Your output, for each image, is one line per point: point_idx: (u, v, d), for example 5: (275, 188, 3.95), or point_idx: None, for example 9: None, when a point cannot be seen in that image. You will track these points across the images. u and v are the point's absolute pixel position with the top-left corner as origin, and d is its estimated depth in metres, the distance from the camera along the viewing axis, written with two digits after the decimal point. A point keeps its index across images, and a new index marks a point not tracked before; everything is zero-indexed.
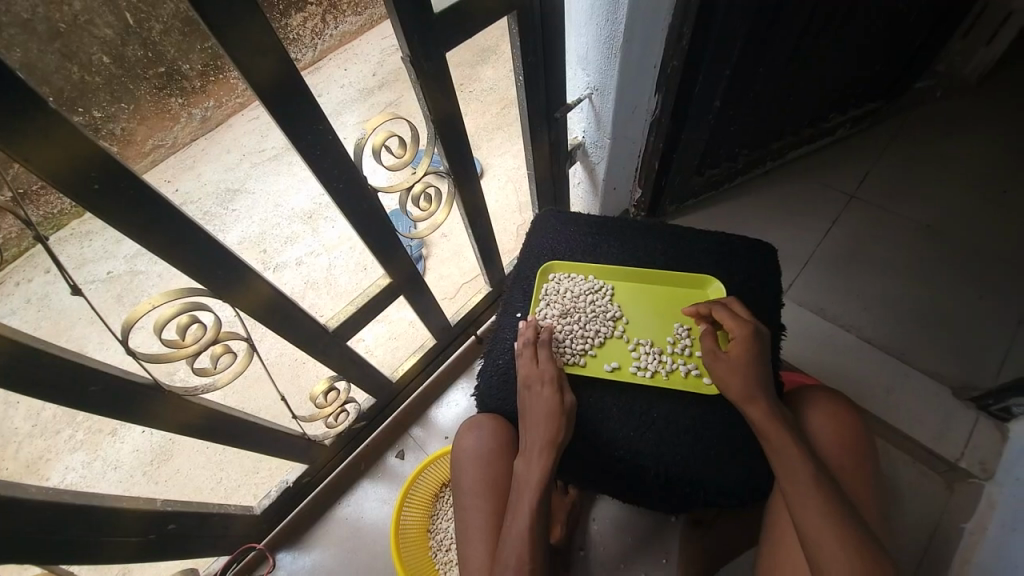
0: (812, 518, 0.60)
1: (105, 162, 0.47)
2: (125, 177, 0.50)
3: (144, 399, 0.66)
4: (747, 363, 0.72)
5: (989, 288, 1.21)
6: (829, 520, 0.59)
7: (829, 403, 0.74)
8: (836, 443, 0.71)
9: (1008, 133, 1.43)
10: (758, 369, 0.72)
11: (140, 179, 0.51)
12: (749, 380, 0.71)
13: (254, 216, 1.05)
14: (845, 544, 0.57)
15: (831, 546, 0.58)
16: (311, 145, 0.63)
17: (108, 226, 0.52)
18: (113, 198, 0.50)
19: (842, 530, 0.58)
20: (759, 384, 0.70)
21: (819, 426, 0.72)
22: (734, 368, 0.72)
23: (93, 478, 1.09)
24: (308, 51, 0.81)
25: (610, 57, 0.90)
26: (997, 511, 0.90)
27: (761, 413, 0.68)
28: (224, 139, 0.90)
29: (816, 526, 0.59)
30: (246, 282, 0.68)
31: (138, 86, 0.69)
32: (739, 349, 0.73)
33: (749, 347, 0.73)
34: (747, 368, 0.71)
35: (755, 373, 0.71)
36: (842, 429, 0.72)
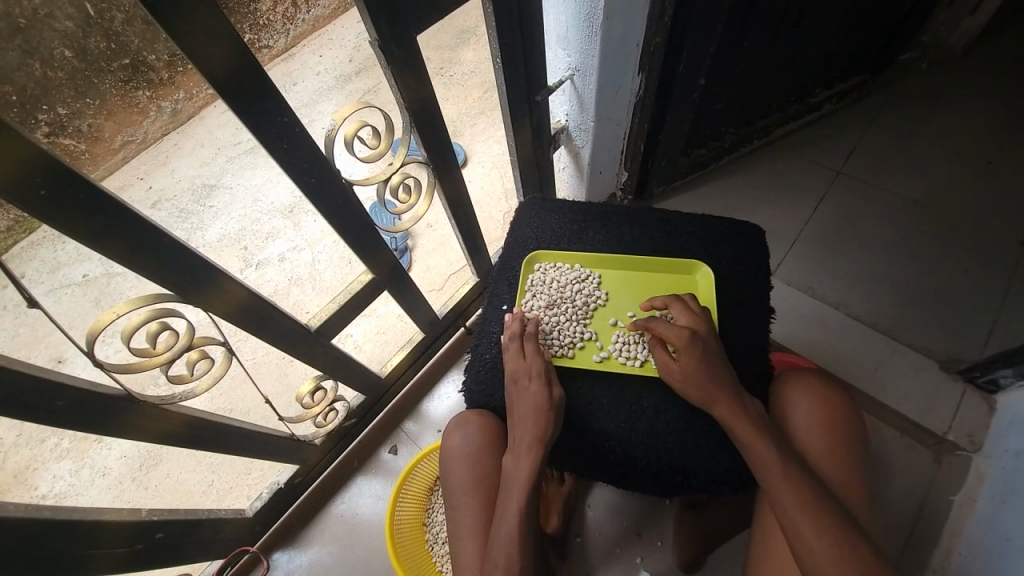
0: (794, 511, 0.60)
1: (52, 166, 0.44)
2: (77, 182, 0.46)
3: (118, 411, 0.64)
4: (697, 367, 0.71)
5: (976, 260, 1.21)
6: (809, 512, 0.59)
7: (816, 386, 0.74)
8: (821, 426, 0.70)
9: (992, 102, 1.42)
10: (714, 363, 0.71)
11: (93, 182, 0.48)
12: (707, 376, 0.70)
13: (232, 212, 1.04)
14: (825, 535, 0.58)
15: (812, 537, 0.58)
16: (279, 140, 0.60)
17: (61, 234, 0.49)
18: (65, 204, 0.47)
19: (821, 521, 0.59)
20: (715, 386, 0.69)
21: (803, 411, 0.72)
22: (689, 366, 0.71)
23: (83, 485, 1.08)
24: (278, 40, 0.84)
25: (590, 36, 0.87)
26: (985, 482, 0.92)
27: (726, 412, 0.68)
28: (197, 133, 0.94)
29: (796, 516, 0.60)
30: (218, 285, 0.65)
31: (102, 79, 0.69)
32: (688, 347, 0.72)
33: (703, 342, 0.73)
34: (697, 372, 0.71)
35: (712, 367, 0.71)
36: (828, 412, 0.71)
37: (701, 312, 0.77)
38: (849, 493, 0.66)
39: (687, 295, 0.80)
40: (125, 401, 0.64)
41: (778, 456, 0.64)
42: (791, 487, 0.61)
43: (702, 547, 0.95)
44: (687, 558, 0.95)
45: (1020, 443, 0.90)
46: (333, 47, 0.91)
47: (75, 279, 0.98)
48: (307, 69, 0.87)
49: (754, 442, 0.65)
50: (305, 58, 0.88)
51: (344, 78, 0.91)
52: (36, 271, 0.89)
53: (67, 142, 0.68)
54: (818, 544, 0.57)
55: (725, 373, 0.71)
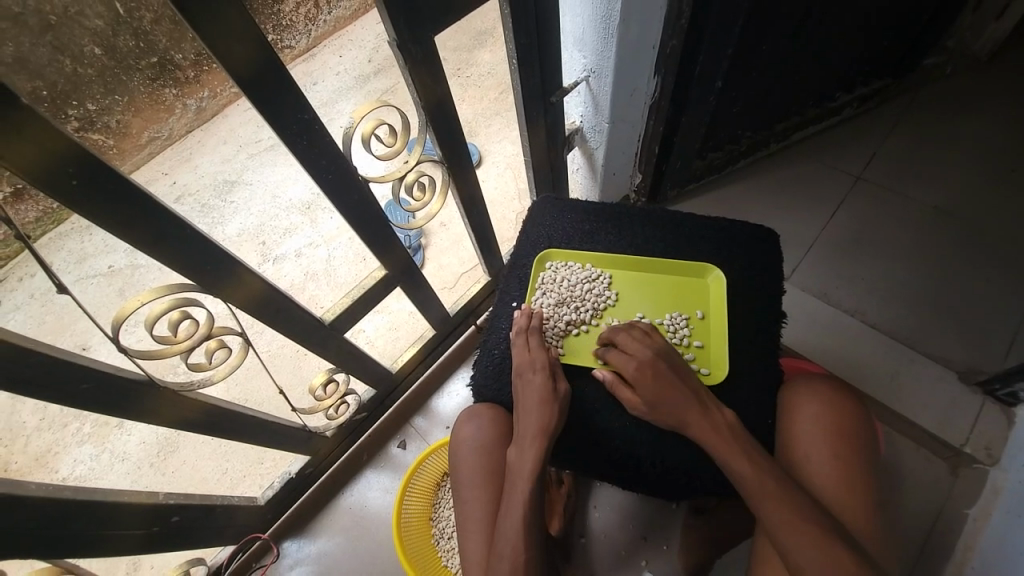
0: (780, 522, 0.59)
1: (87, 159, 0.47)
2: (108, 174, 0.49)
3: (140, 396, 0.66)
4: (666, 387, 0.71)
5: (998, 270, 1.18)
6: (795, 524, 0.59)
7: (825, 392, 0.73)
8: (828, 433, 0.69)
9: (1020, 109, 1.38)
10: (667, 392, 0.71)
11: (123, 175, 0.50)
12: (668, 407, 0.70)
13: (253, 208, 1.10)
14: (811, 546, 0.57)
15: (799, 547, 0.58)
16: (299, 136, 0.62)
17: (91, 223, 0.51)
18: (95, 195, 0.49)
19: (808, 532, 0.58)
20: (687, 406, 0.69)
21: (810, 416, 0.71)
22: (645, 397, 0.72)
23: (103, 470, 1.11)
24: (300, 40, 0.86)
25: (606, 38, 0.87)
26: (1001, 495, 0.90)
27: (701, 429, 0.68)
28: (219, 131, 0.97)
29: (788, 530, 0.59)
30: (236, 277, 0.67)
31: (130, 78, 0.71)
32: (641, 379, 0.72)
33: (658, 369, 0.72)
34: (667, 390, 0.71)
35: (669, 396, 0.70)
36: (836, 420, 0.70)
37: (649, 338, 0.77)
38: (850, 502, 0.65)
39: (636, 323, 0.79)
40: (146, 387, 0.66)
41: (758, 466, 0.63)
42: (777, 499, 0.60)
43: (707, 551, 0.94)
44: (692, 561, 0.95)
45: None
46: (352, 48, 0.93)
47: (100, 270, 1.02)
48: (327, 69, 0.91)
49: (734, 456, 0.64)
50: (325, 58, 0.91)
51: (363, 78, 0.94)
52: (65, 262, 0.94)
53: (96, 139, 0.71)
54: (805, 555, 0.57)
55: (687, 403, 0.70)
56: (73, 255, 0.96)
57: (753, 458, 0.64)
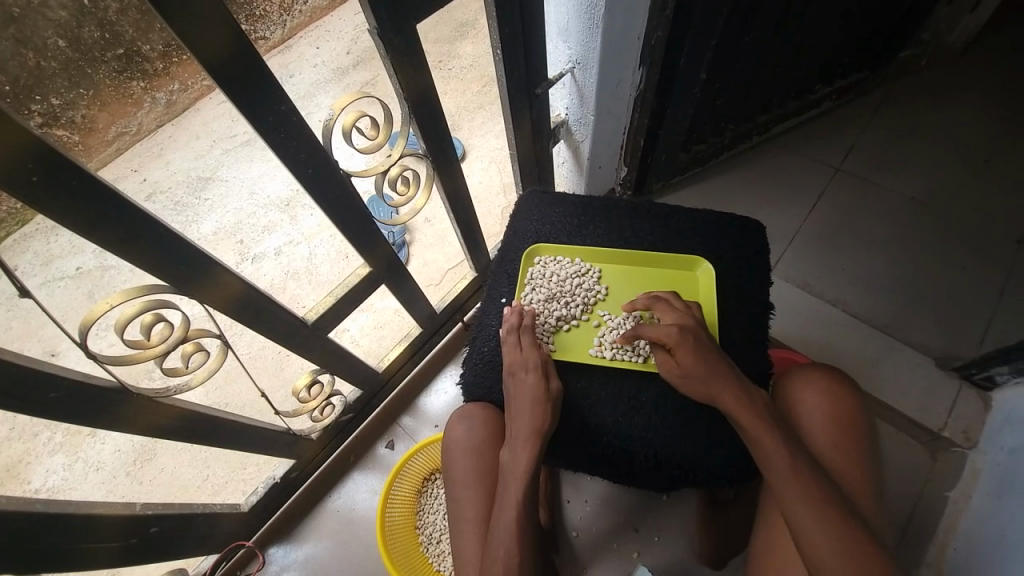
0: (798, 500, 0.58)
1: (49, 154, 0.43)
2: (71, 170, 0.45)
3: (113, 404, 0.63)
4: (702, 356, 0.70)
5: (972, 258, 1.21)
6: (813, 503, 0.58)
7: (828, 384, 0.73)
8: (829, 424, 0.70)
9: (992, 100, 1.42)
10: (706, 363, 0.69)
11: (88, 170, 0.47)
12: (706, 375, 0.69)
13: (228, 206, 1.11)
14: (825, 525, 0.56)
15: (812, 525, 0.57)
16: (275, 129, 0.59)
17: (54, 222, 0.48)
18: (57, 192, 0.45)
19: (825, 511, 0.57)
20: (722, 378, 0.68)
21: (813, 408, 0.72)
22: (685, 363, 0.70)
23: (79, 479, 1.07)
24: (275, 31, 0.81)
25: (591, 28, 0.86)
26: (980, 477, 0.93)
27: (732, 404, 0.67)
28: (191, 125, 0.94)
29: (801, 510, 0.58)
30: (213, 277, 0.64)
31: (97, 70, 0.66)
32: (682, 341, 0.71)
33: (699, 337, 0.71)
34: (706, 358, 0.70)
35: (710, 363, 0.69)
36: (837, 411, 0.71)
37: (689, 310, 0.77)
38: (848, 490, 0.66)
39: (674, 296, 0.79)
40: (119, 394, 0.63)
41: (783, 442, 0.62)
42: (798, 476, 0.59)
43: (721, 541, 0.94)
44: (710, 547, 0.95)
45: (1016, 440, 0.90)
46: (330, 39, 0.92)
47: (67, 272, 0.97)
48: (304, 61, 0.88)
49: (760, 429, 0.64)
50: (302, 49, 0.88)
51: (341, 71, 0.93)
52: (30, 264, 0.90)
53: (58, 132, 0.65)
54: (819, 534, 0.56)
55: (722, 372, 0.69)
56: (38, 258, 0.92)
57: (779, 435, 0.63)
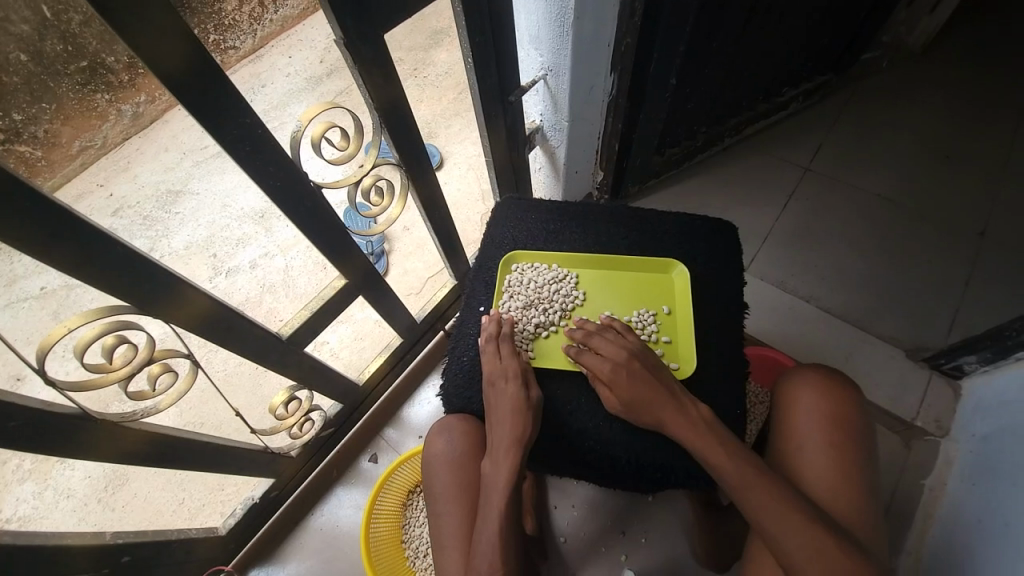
0: (768, 515, 0.60)
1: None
2: (24, 191, 0.44)
3: (76, 431, 0.60)
4: (646, 388, 0.70)
5: (937, 252, 1.25)
6: (784, 517, 0.60)
7: (823, 383, 0.75)
8: (825, 425, 0.71)
9: (949, 99, 1.48)
10: (646, 388, 0.70)
11: (42, 191, 0.45)
12: (642, 402, 0.70)
13: (199, 220, 1.06)
14: (799, 536, 0.59)
15: (784, 537, 0.59)
16: (240, 142, 0.58)
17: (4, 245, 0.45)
18: (8, 214, 0.44)
19: (795, 523, 0.59)
20: (669, 407, 0.69)
21: (809, 408, 0.73)
22: (620, 395, 0.71)
23: (48, 508, 1.02)
24: (246, 41, 0.81)
25: (561, 36, 0.87)
26: (954, 466, 0.96)
27: (686, 433, 0.67)
28: (159, 138, 0.94)
29: (777, 523, 0.60)
30: (179, 295, 0.62)
31: (58, 83, 0.69)
32: (617, 374, 0.72)
33: (634, 369, 0.72)
34: (644, 390, 0.70)
35: (645, 391, 0.70)
36: (833, 410, 0.72)
37: (626, 337, 0.77)
38: (845, 488, 0.67)
39: (612, 324, 0.79)
40: (83, 420, 0.60)
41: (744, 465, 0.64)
42: (765, 492, 0.61)
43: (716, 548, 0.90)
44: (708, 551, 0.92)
45: (985, 428, 0.93)
46: (302, 48, 0.90)
47: (31, 292, 0.93)
48: (277, 70, 0.87)
49: (712, 451, 0.65)
50: (273, 58, 0.88)
51: (314, 79, 0.90)
52: None
53: (21, 148, 0.71)
54: (793, 545, 0.59)
55: (659, 398, 0.70)
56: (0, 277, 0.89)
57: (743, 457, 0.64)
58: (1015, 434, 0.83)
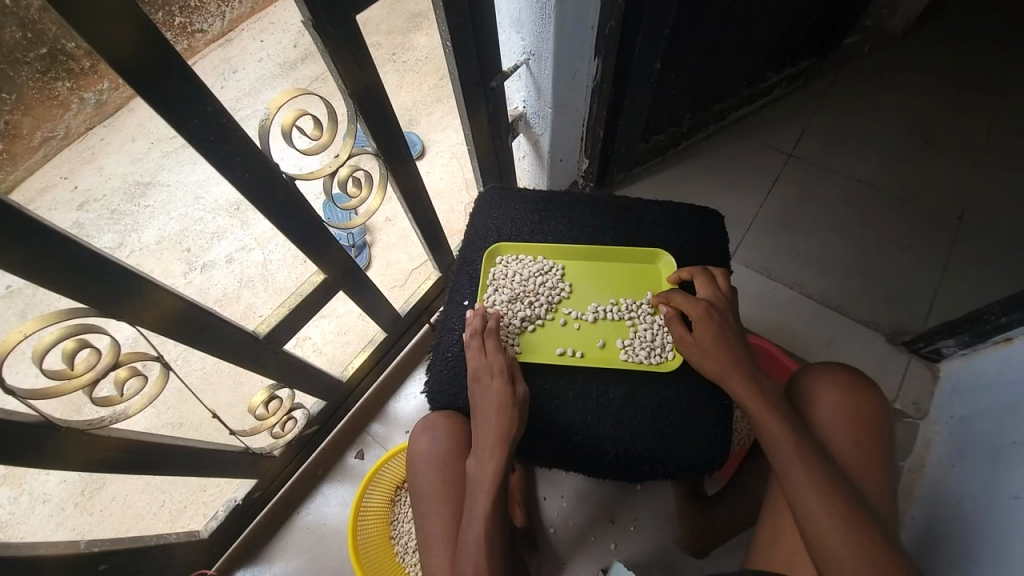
0: (809, 492, 0.58)
1: None
2: None
3: (37, 441, 0.57)
4: (716, 338, 0.72)
5: (916, 237, 1.27)
6: (818, 490, 0.58)
7: (846, 382, 0.74)
8: (852, 424, 0.71)
9: (929, 83, 1.49)
10: (718, 339, 0.72)
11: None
12: (718, 352, 0.71)
13: (172, 212, 1.03)
14: (831, 512, 0.56)
15: (816, 516, 0.57)
16: (202, 133, 0.54)
17: None
18: None
19: (833, 503, 0.57)
20: (735, 361, 0.70)
21: (830, 405, 0.72)
22: (699, 340, 0.72)
23: (24, 513, 0.99)
24: (214, 23, 0.76)
25: (543, 19, 0.84)
26: (933, 446, 0.98)
27: (740, 387, 0.68)
28: (124, 126, 0.87)
29: (809, 501, 0.58)
30: (145, 296, 0.59)
31: (17, 72, 0.63)
32: (704, 321, 0.73)
33: (714, 320, 0.73)
34: (715, 341, 0.71)
35: (724, 343, 0.71)
36: (858, 410, 0.71)
37: (724, 290, 0.78)
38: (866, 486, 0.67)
39: (719, 272, 0.80)
40: (45, 430, 0.57)
41: (790, 431, 0.63)
42: (804, 464, 0.60)
43: (704, 537, 0.91)
44: (696, 540, 0.92)
45: (964, 409, 0.95)
46: (276, 33, 0.87)
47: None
48: (248, 55, 0.84)
49: (763, 412, 0.65)
50: (244, 43, 0.83)
51: (288, 65, 0.87)
52: None
53: None
54: (825, 525, 0.56)
55: (737, 354, 0.71)
56: None
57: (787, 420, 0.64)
58: (992, 415, 0.85)
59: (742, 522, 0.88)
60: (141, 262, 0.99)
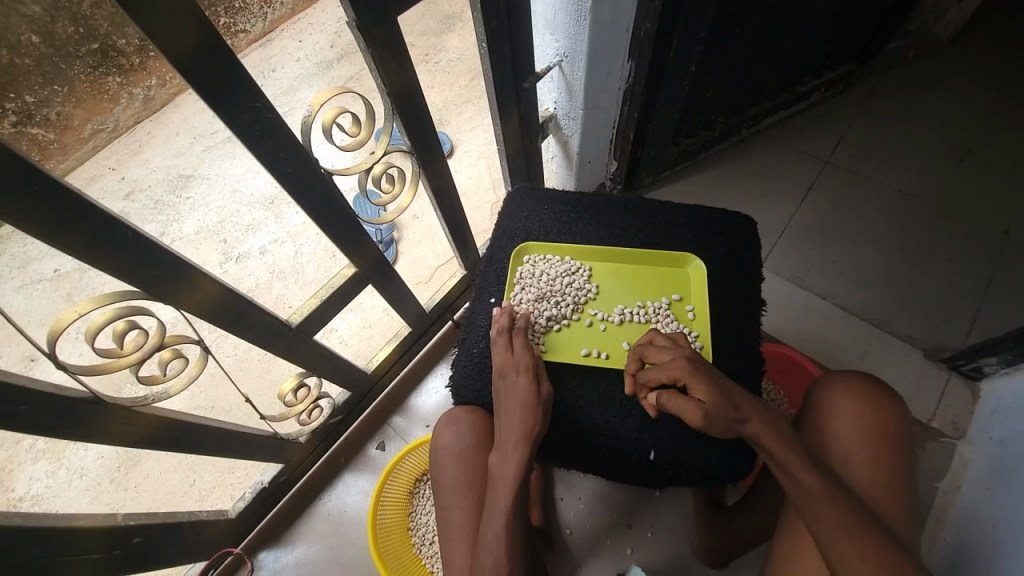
0: (822, 512, 0.57)
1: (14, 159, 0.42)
2: (50, 185, 0.44)
3: (86, 415, 0.61)
4: (720, 387, 0.64)
5: (960, 250, 1.22)
6: (837, 514, 0.57)
7: (865, 388, 0.72)
8: (870, 432, 0.69)
9: (978, 90, 1.43)
10: (723, 389, 0.64)
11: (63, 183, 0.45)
12: (733, 409, 0.63)
13: (211, 204, 1.06)
14: (850, 535, 0.56)
15: (837, 537, 0.56)
16: (250, 126, 0.57)
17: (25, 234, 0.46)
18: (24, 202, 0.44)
19: (852, 526, 0.56)
20: (746, 406, 0.63)
21: (848, 412, 0.71)
22: (710, 399, 0.64)
23: (60, 487, 1.04)
24: (256, 23, 0.87)
25: (579, 20, 0.85)
26: (970, 469, 0.94)
27: (761, 432, 0.62)
28: (170, 121, 0.99)
29: (828, 523, 0.57)
30: (190, 282, 0.62)
31: (70, 64, 0.68)
32: (694, 373, 0.66)
33: (700, 370, 0.66)
34: (719, 392, 0.64)
35: (735, 397, 0.64)
36: (876, 415, 0.70)
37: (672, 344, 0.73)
38: (882, 497, 0.66)
39: (653, 335, 0.75)
40: (93, 404, 0.61)
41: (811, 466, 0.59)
42: (821, 487, 0.58)
43: (722, 548, 0.90)
44: (714, 550, 0.91)
45: (1004, 431, 0.91)
46: (313, 32, 0.91)
47: (46, 274, 0.95)
48: (288, 55, 0.86)
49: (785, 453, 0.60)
50: (286, 41, 0.89)
51: (326, 65, 0.86)
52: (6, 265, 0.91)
53: (34, 130, 0.73)
54: (843, 548, 0.56)
55: (748, 404, 0.64)
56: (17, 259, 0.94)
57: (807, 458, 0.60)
58: None
59: (764, 535, 0.86)
60: (180, 250, 1.02)
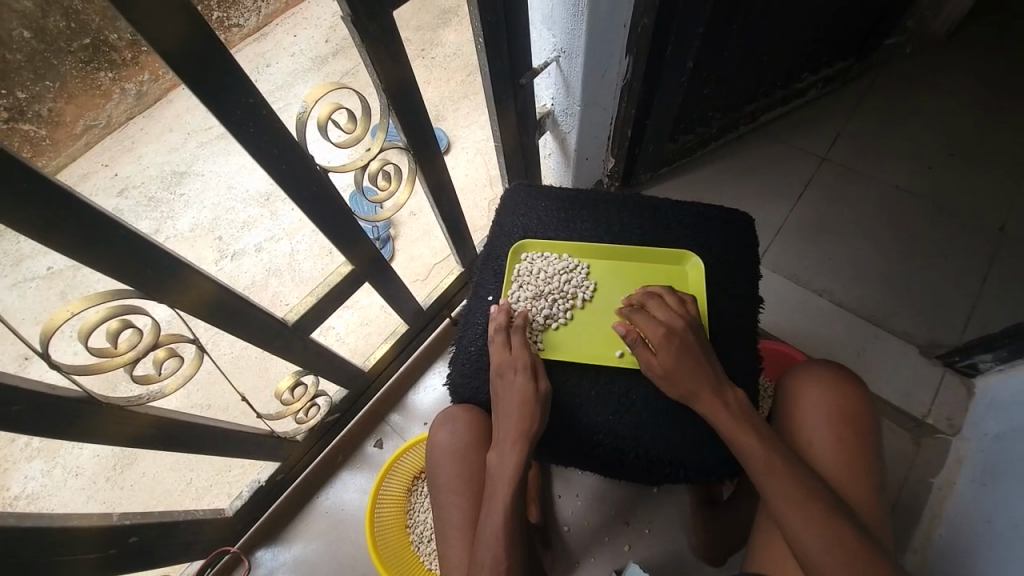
0: (786, 499, 0.59)
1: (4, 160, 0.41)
2: (47, 187, 0.44)
3: (80, 415, 0.60)
4: (683, 357, 0.70)
5: (955, 247, 1.22)
6: (798, 500, 0.58)
7: (830, 375, 0.73)
8: (837, 419, 0.70)
9: (974, 86, 1.43)
10: (691, 361, 0.69)
11: (60, 184, 0.45)
12: (684, 372, 0.69)
13: (205, 202, 1.05)
14: (817, 520, 0.57)
15: (802, 524, 0.57)
16: (240, 121, 0.56)
17: (22, 235, 0.46)
18: (22, 203, 0.43)
19: (817, 511, 0.58)
20: (702, 379, 0.68)
21: (815, 401, 0.71)
22: (665, 361, 0.70)
23: (56, 486, 1.03)
24: (250, 18, 0.78)
25: (576, 15, 0.84)
26: (964, 464, 0.95)
27: (711, 410, 0.67)
28: (164, 117, 0.92)
29: (793, 511, 0.58)
30: (183, 280, 0.61)
31: (62, 61, 0.64)
32: (664, 345, 0.71)
33: (681, 338, 0.71)
34: (680, 362, 0.69)
35: (688, 362, 0.69)
36: (843, 403, 0.71)
37: (681, 308, 0.75)
38: (850, 485, 0.66)
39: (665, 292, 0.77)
40: (87, 404, 0.60)
41: (761, 446, 0.63)
42: (783, 473, 0.60)
43: (719, 544, 0.90)
44: (712, 547, 0.91)
45: (999, 426, 0.91)
46: (308, 28, 0.88)
47: (39, 272, 0.93)
48: (283, 50, 0.84)
49: (741, 434, 0.64)
50: (279, 36, 0.84)
51: (320, 59, 0.86)
52: None
53: (27, 128, 0.68)
54: (809, 534, 0.57)
55: (701, 369, 0.69)
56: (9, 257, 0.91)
57: (759, 438, 0.63)
58: None
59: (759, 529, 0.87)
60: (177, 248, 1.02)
